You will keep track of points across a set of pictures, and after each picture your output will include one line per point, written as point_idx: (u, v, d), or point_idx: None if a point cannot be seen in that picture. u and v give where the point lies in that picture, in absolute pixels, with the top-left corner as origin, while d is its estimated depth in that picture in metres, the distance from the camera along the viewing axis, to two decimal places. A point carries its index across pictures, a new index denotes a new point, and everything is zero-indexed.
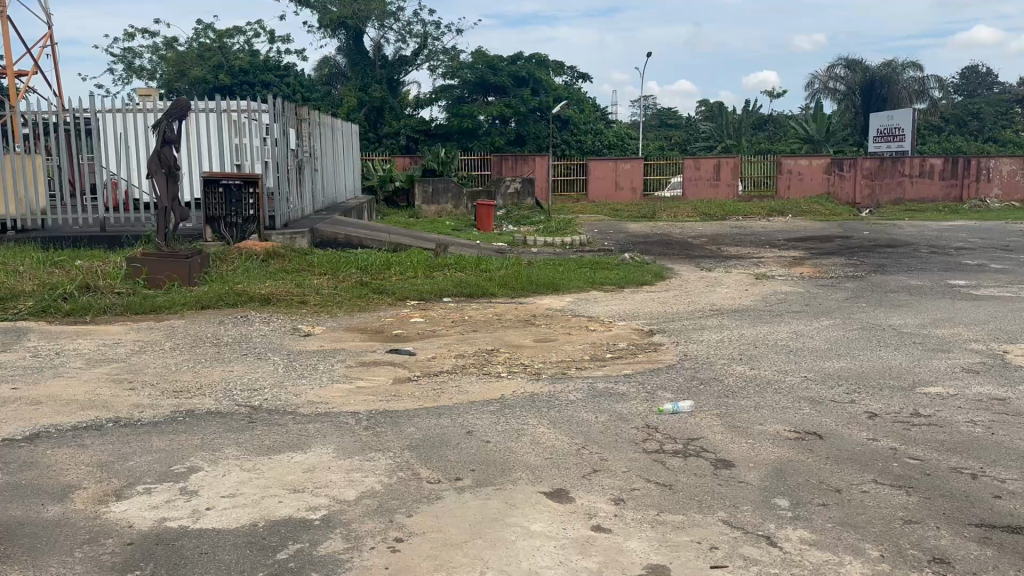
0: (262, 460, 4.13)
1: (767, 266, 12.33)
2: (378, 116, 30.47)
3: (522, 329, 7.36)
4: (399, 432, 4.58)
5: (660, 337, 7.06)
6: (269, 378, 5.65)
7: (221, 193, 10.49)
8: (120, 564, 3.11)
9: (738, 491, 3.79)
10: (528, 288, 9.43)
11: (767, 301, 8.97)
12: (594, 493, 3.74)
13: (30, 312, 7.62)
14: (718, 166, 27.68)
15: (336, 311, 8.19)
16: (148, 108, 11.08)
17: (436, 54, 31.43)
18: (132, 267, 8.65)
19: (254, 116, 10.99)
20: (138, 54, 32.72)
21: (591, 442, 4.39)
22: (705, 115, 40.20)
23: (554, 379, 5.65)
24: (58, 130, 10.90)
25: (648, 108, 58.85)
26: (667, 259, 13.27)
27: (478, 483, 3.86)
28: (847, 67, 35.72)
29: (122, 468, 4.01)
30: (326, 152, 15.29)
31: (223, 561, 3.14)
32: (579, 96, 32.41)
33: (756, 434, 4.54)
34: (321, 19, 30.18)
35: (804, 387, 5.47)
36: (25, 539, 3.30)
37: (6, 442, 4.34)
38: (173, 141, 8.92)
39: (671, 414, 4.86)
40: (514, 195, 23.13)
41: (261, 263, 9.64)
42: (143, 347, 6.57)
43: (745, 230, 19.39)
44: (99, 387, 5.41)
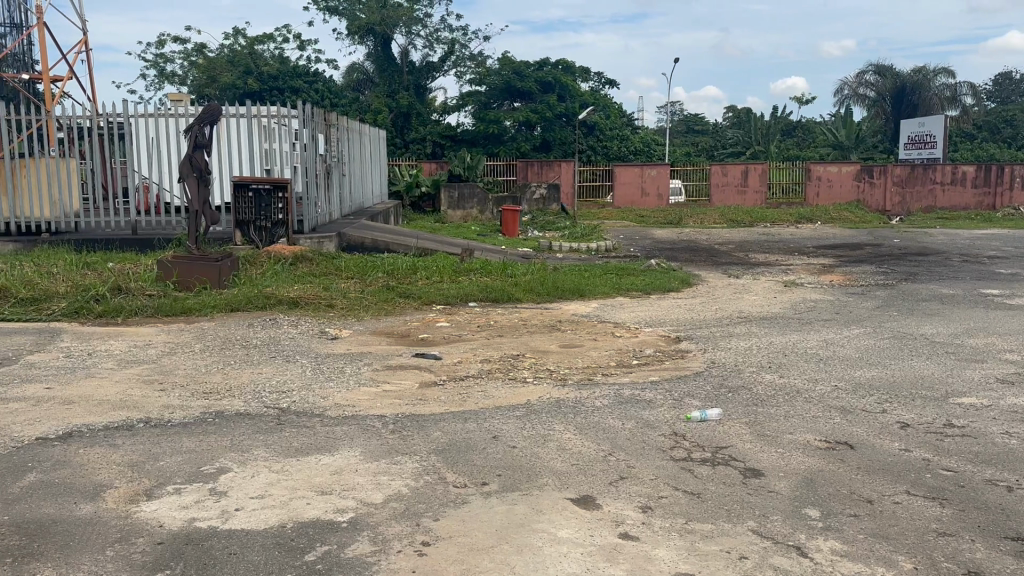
0: (290, 462, 4.16)
1: (796, 273, 12.23)
2: (405, 122, 30.61)
3: (548, 334, 7.35)
4: (425, 435, 4.59)
5: (687, 344, 7.03)
6: (298, 381, 5.69)
7: (251, 198, 10.58)
8: (151, 564, 3.14)
9: (768, 500, 3.75)
10: (554, 293, 9.43)
11: (796, 308, 8.90)
12: (621, 500, 3.72)
13: (64, 313, 7.74)
14: (746, 172, 27.60)
15: (363, 314, 8.23)
16: (180, 113, 11.24)
17: (463, 60, 31.55)
18: (163, 270, 8.74)
19: (284, 121, 11.16)
20: (169, 60, 33.14)
21: (618, 448, 4.37)
22: (732, 121, 40.06)
23: (580, 385, 5.63)
24: (92, 134, 11.09)
25: (675, 116, 58.70)
26: (694, 265, 13.20)
27: (504, 488, 3.85)
28: (877, 73, 35.23)
29: (153, 468, 4.06)
30: (354, 157, 15.42)
31: (252, 562, 3.16)
32: (605, 102, 32.43)
33: (786, 443, 4.49)
34: (349, 25, 30.39)
35: (835, 397, 5.41)
36: (58, 537, 3.34)
37: (39, 441, 4.39)
38: (205, 145, 9.00)
39: (699, 421, 4.83)
40: (539, 200, 23.20)
41: (289, 267, 9.72)
42: (173, 349, 6.66)
43: (773, 236, 19.24)
44: (130, 387, 5.47)
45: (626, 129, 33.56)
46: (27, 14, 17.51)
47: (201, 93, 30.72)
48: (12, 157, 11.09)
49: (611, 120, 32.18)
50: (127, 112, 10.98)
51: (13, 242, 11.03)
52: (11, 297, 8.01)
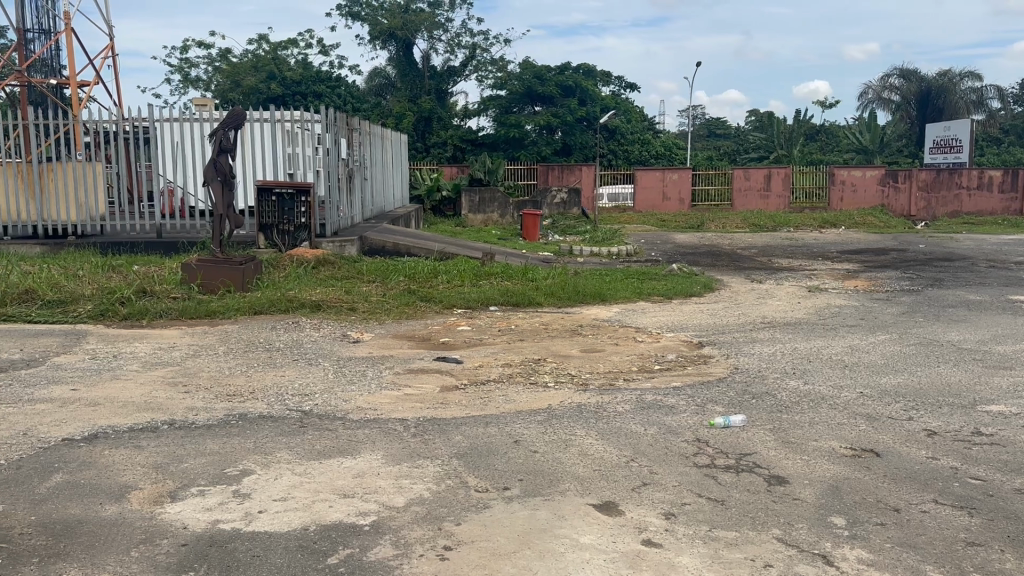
0: (313, 465, 4.16)
1: (820, 278, 12.13)
2: (426, 126, 30.68)
3: (569, 339, 7.33)
4: (447, 440, 4.59)
5: (710, 349, 6.98)
6: (321, 384, 5.71)
7: (274, 202, 10.66)
8: (175, 565, 3.16)
9: (793, 508, 3.71)
10: (576, 297, 9.41)
11: (820, 314, 8.81)
12: (643, 507, 3.69)
13: (90, 316, 7.83)
14: (769, 177, 27.44)
15: (384, 318, 8.25)
16: (205, 117, 11.35)
17: (484, 65, 31.57)
18: (187, 272, 8.80)
19: (308, 126, 11.23)
20: (194, 65, 33.49)
21: (640, 454, 4.34)
22: (754, 125, 39.84)
23: (602, 390, 5.60)
24: (118, 139, 11.22)
25: (697, 119, 58.47)
26: (716, 270, 13.12)
27: (526, 493, 3.84)
28: (902, 77, 34.94)
29: (177, 470, 4.08)
30: (376, 162, 15.50)
31: (274, 564, 3.17)
32: (626, 106, 32.38)
33: (811, 450, 4.44)
34: (371, 30, 30.60)
35: (860, 403, 5.35)
36: (83, 537, 3.37)
37: (65, 441, 4.44)
38: (230, 150, 9.07)
39: (723, 427, 4.79)
40: (560, 204, 23.18)
41: (311, 271, 9.77)
42: (197, 351, 6.70)
43: (797, 242, 19.08)
44: (155, 389, 5.52)
45: (647, 133, 33.47)
46: (55, 20, 17.73)
47: (225, 98, 31.02)
48: (39, 162, 11.24)
49: (632, 124, 32.12)
50: (153, 117, 11.10)
51: (40, 245, 11.17)
52: (38, 299, 8.11)
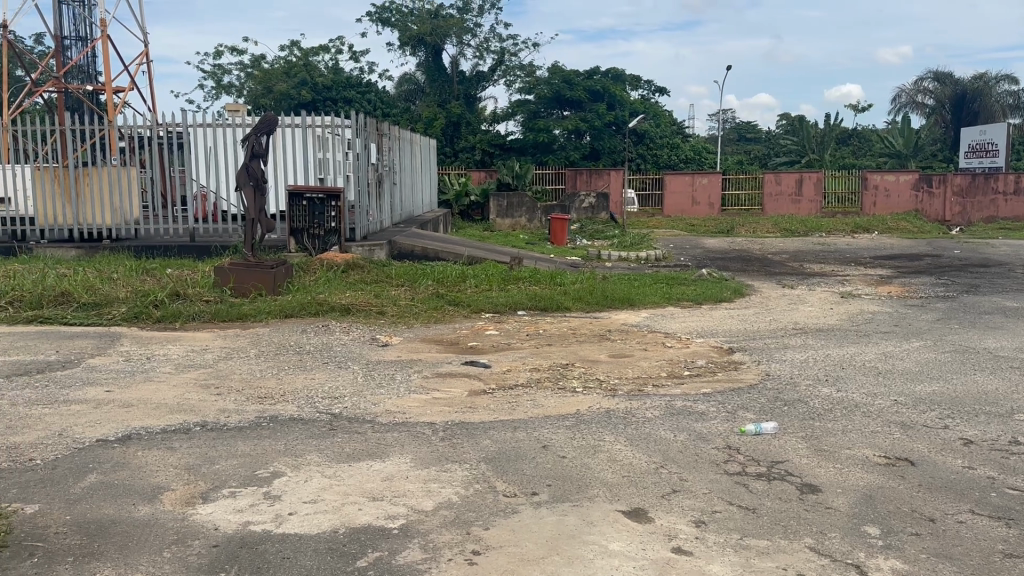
0: (341, 468, 4.18)
1: (852, 284, 11.99)
2: (455, 131, 30.77)
3: (598, 344, 7.30)
4: (475, 444, 4.59)
5: (740, 355, 6.91)
6: (350, 387, 5.74)
7: (305, 207, 10.77)
8: (207, 565, 3.19)
9: (826, 517, 3.66)
10: (604, 301, 9.38)
11: (853, 320, 8.70)
12: (673, 514, 3.66)
13: (123, 318, 7.95)
14: (801, 181, 27.19)
15: (412, 322, 8.28)
16: (237, 122, 11.47)
17: (513, 69, 31.61)
18: (220, 276, 8.90)
19: (338, 131, 11.31)
20: (227, 71, 33.93)
21: (670, 461, 4.31)
22: (784, 129, 39.50)
23: (630, 396, 5.57)
24: (152, 144, 11.40)
25: (727, 123, 58.10)
26: (747, 275, 13.01)
27: (554, 498, 3.82)
28: (936, 80, 34.44)
29: (209, 471, 4.12)
30: (405, 168, 15.58)
31: (304, 566, 3.19)
32: (655, 110, 32.26)
33: (844, 458, 4.38)
34: (400, 36, 30.77)
35: (894, 411, 5.26)
36: (117, 537, 3.41)
37: (101, 442, 4.51)
38: (261, 154, 9.16)
39: (754, 435, 4.74)
40: (588, 209, 23.13)
41: (341, 274, 9.83)
42: (229, 354, 6.77)
43: (829, 246, 18.86)
44: (187, 391, 5.59)
45: (676, 137, 33.28)
46: (92, 27, 18.09)
47: (257, 104, 31.37)
48: (75, 166, 11.45)
49: (661, 128, 31.98)
50: (186, 122, 11.26)
51: (76, 249, 11.39)
52: (73, 302, 8.25)
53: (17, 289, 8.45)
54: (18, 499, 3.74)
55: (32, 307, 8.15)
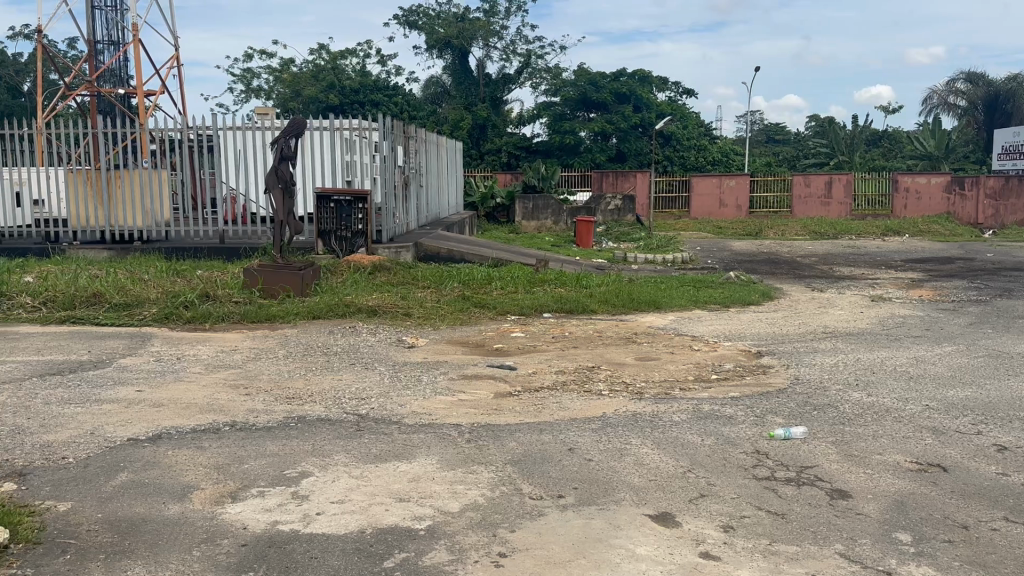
0: (369, 468, 4.20)
1: (883, 287, 11.83)
2: (481, 133, 30.83)
3: (624, 347, 7.28)
4: (501, 446, 4.58)
5: (769, 359, 6.85)
6: (377, 388, 5.77)
7: (332, 209, 10.85)
8: (235, 565, 3.21)
9: (857, 523, 3.61)
10: (631, 304, 9.33)
11: (884, 324, 8.59)
12: (701, 518, 3.64)
13: (154, 318, 8.06)
14: (830, 183, 26.92)
15: (438, 324, 8.31)
16: (266, 125, 11.58)
17: (539, 72, 31.64)
18: (249, 277, 8.98)
19: (366, 134, 11.38)
20: (257, 75, 34.29)
21: (698, 465, 4.28)
22: (814, 131, 39.13)
23: (658, 400, 5.54)
24: (182, 147, 11.54)
25: (754, 125, 57.73)
26: (775, 278, 12.90)
27: (581, 501, 3.81)
28: (968, 81, 33.84)
29: (238, 471, 4.16)
30: (431, 170, 15.62)
31: (332, 566, 3.21)
32: (683, 112, 32.10)
33: (875, 464, 4.32)
34: (427, 39, 30.91)
35: (926, 417, 5.18)
36: (148, 535, 3.46)
37: (131, 441, 4.57)
38: (291, 157, 9.23)
39: (783, 439, 4.69)
40: (614, 211, 23.07)
41: (368, 276, 9.88)
42: (258, 355, 6.83)
43: (859, 249, 18.62)
44: (217, 391, 5.64)
45: (704, 139, 33.07)
46: (124, 32, 18.38)
47: (286, 107, 31.68)
48: (107, 169, 11.61)
49: (688, 130, 31.80)
50: (216, 125, 11.39)
51: (108, 250, 11.56)
52: (104, 302, 8.37)
53: (50, 290, 8.60)
54: (51, 496, 3.80)
55: (65, 308, 8.29)
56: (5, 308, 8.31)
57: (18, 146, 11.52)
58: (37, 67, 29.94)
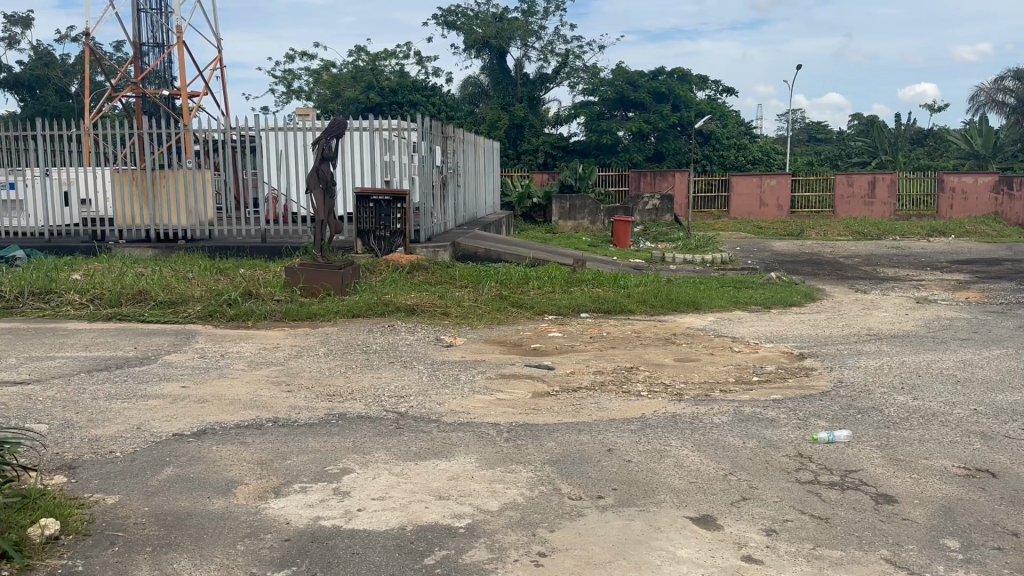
0: (408, 465, 4.24)
1: (928, 288, 11.61)
2: (518, 133, 30.85)
3: (662, 347, 7.24)
4: (540, 445, 4.59)
5: (811, 361, 6.77)
6: (416, 387, 5.81)
7: (372, 209, 10.94)
8: (278, 559, 3.26)
9: (903, 528, 3.55)
10: (669, 305, 9.27)
11: (930, 326, 8.43)
12: (743, 522, 3.60)
13: (198, 316, 8.20)
14: (873, 183, 26.48)
15: (476, 323, 8.34)
16: (306, 126, 11.70)
17: (577, 71, 31.55)
18: (290, 275, 9.09)
19: (404, 134, 11.43)
20: (297, 76, 34.69)
21: (739, 467, 4.24)
22: (856, 129, 38.61)
23: (698, 401, 5.50)
24: (225, 147, 11.73)
25: (796, 123, 57.03)
26: (817, 279, 12.75)
27: (620, 502, 3.80)
28: (1017, 79, 33.20)
29: (281, 467, 4.21)
30: (468, 170, 15.67)
31: (373, 562, 3.23)
32: (722, 111, 31.81)
33: (921, 468, 4.25)
34: (466, 40, 30.99)
35: (974, 421, 5.08)
36: (193, 529, 3.52)
37: (177, 437, 4.65)
38: (332, 157, 9.31)
39: (827, 443, 4.63)
40: (652, 211, 22.91)
41: (407, 275, 9.94)
42: (299, 352, 6.92)
43: (902, 250, 18.29)
44: (259, 388, 5.72)
45: (744, 138, 32.72)
46: (168, 34, 18.69)
47: (325, 108, 32.01)
48: (153, 169, 11.85)
49: (728, 129, 31.48)
50: (258, 126, 11.56)
51: (153, 249, 11.78)
52: (150, 300, 8.53)
53: (97, 287, 8.78)
54: (99, 489, 3.89)
55: (111, 305, 8.47)
56: (53, 306, 8.52)
57: (67, 147, 11.77)
58: (85, 69, 30.61)
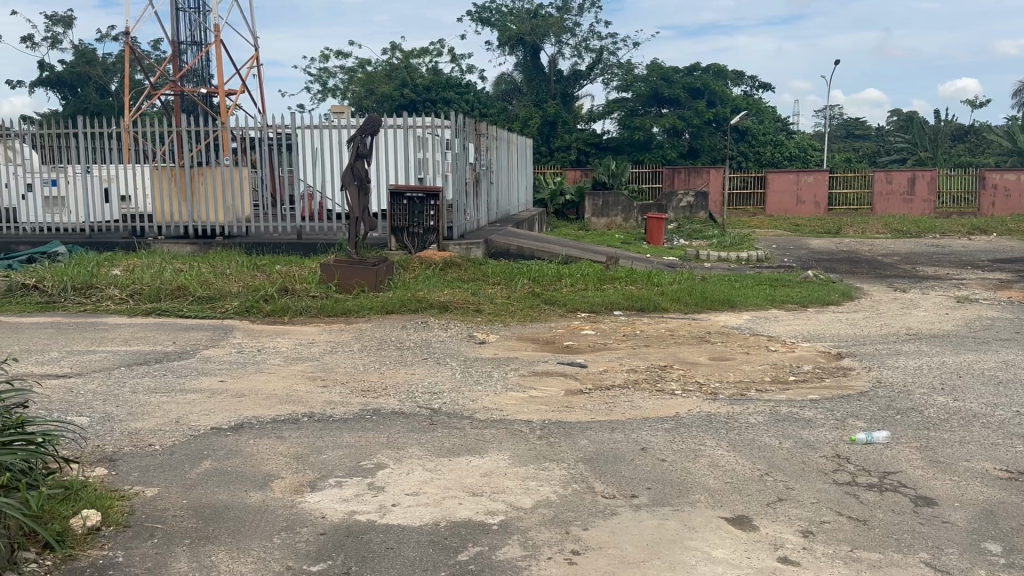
0: (442, 461, 4.26)
1: (970, 288, 11.36)
2: (551, 130, 30.74)
3: (697, 346, 7.19)
4: (573, 444, 4.58)
5: (850, 361, 6.68)
6: (449, 383, 5.84)
7: (405, 205, 10.99)
8: (314, 553, 3.30)
9: (943, 531, 3.50)
10: (704, 303, 9.21)
11: (971, 326, 8.26)
12: (779, 523, 3.57)
13: (236, 311, 8.31)
14: (913, 180, 25.98)
15: (509, 320, 8.34)
16: (341, 124, 11.80)
17: (611, 67, 31.36)
18: (325, 273, 9.17)
19: (438, 131, 11.45)
20: (332, 74, 34.99)
21: (776, 468, 4.20)
22: (896, 125, 38.00)
23: (733, 400, 5.45)
24: (262, 145, 11.87)
25: (834, 119, 56.28)
26: (855, 277, 12.59)
27: (654, 501, 3.79)
28: None
29: (316, 461, 4.26)
30: (501, 166, 15.69)
31: (407, 558, 3.26)
32: (758, 107, 31.52)
33: (962, 471, 4.18)
34: (500, 36, 31.00)
35: (1017, 423, 4.98)
36: (230, 522, 3.57)
37: (214, 430, 4.72)
38: (366, 155, 9.37)
39: (865, 444, 4.57)
40: (686, 208, 22.73)
41: (440, 272, 9.98)
42: (334, 348, 6.98)
43: (942, 248, 17.96)
44: (296, 383, 5.79)
45: (780, 134, 32.39)
46: (206, 33, 18.95)
47: (360, 106, 32.20)
48: (191, 166, 12.05)
49: (764, 125, 31.16)
50: (294, 124, 11.68)
51: (191, 245, 11.96)
52: (188, 295, 8.66)
53: (137, 282, 8.94)
54: (139, 482, 3.96)
55: (150, 300, 8.62)
56: (94, 301, 8.69)
57: (108, 144, 11.97)
58: (125, 67, 31.17)
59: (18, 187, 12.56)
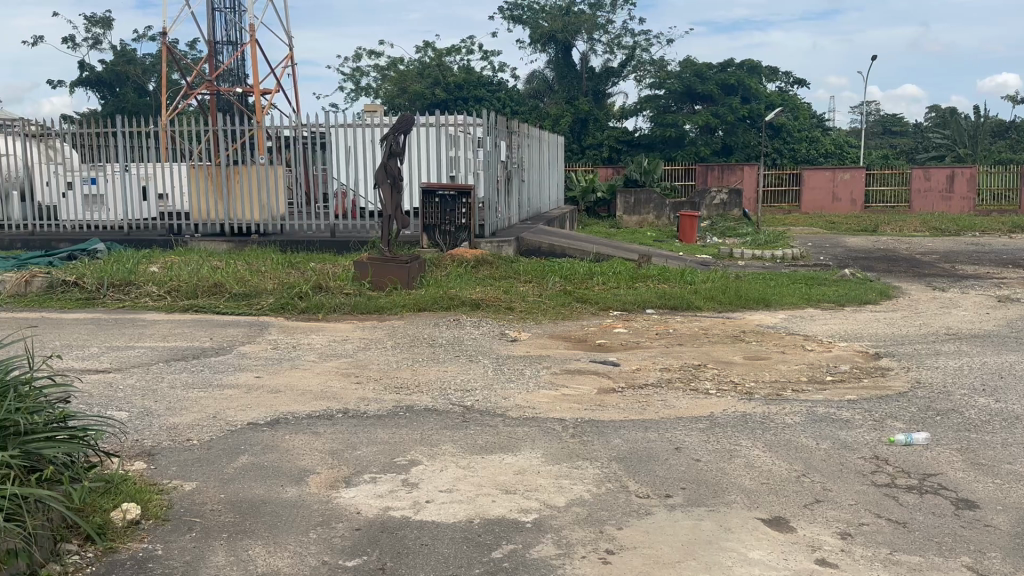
0: (475, 459, 4.27)
1: (1011, 287, 11.13)
2: (583, 128, 30.58)
3: (732, 345, 7.12)
4: (606, 443, 4.56)
5: (888, 361, 6.58)
6: (482, 381, 5.85)
7: (437, 203, 11.02)
8: (350, 548, 3.33)
9: (986, 535, 3.43)
10: (738, 302, 9.13)
11: (1014, 326, 8.09)
12: (817, 525, 3.53)
13: (271, 308, 8.39)
14: (952, 177, 25.52)
15: (541, 318, 8.34)
16: (374, 122, 11.86)
17: (644, 64, 31.17)
18: (359, 270, 9.23)
19: (469, 129, 11.49)
20: (365, 74, 35.21)
21: (812, 469, 4.15)
22: (934, 121, 37.38)
23: (769, 400, 5.40)
24: (297, 143, 11.98)
25: (871, 115, 55.48)
26: (893, 276, 12.38)
27: (689, 502, 3.77)
28: None
29: (351, 457, 4.29)
30: (533, 164, 15.71)
31: (442, 554, 3.27)
32: (793, 103, 31.20)
33: (1003, 473, 4.10)
34: (532, 34, 30.99)
35: None
36: (267, 516, 3.61)
37: (251, 425, 4.78)
38: (399, 153, 9.40)
39: (904, 445, 4.50)
40: (719, 205, 22.53)
41: (472, 270, 10.00)
42: (367, 345, 7.03)
43: (983, 247, 17.62)
44: (330, 379, 5.84)
45: (816, 130, 32.01)
46: (241, 32, 19.17)
47: (392, 104, 32.36)
48: (227, 165, 12.19)
49: (799, 121, 30.83)
50: (328, 122, 11.78)
51: (227, 242, 12.11)
52: (225, 292, 8.77)
53: (174, 279, 9.07)
54: (177, 476, 4.02)
55: (188, 297, 8.74)
56: (132, 297, 8.84)
57: (145, 143, 12.14)
58: (162, 68, 31.68)
59: (58, 186, 12.81)
